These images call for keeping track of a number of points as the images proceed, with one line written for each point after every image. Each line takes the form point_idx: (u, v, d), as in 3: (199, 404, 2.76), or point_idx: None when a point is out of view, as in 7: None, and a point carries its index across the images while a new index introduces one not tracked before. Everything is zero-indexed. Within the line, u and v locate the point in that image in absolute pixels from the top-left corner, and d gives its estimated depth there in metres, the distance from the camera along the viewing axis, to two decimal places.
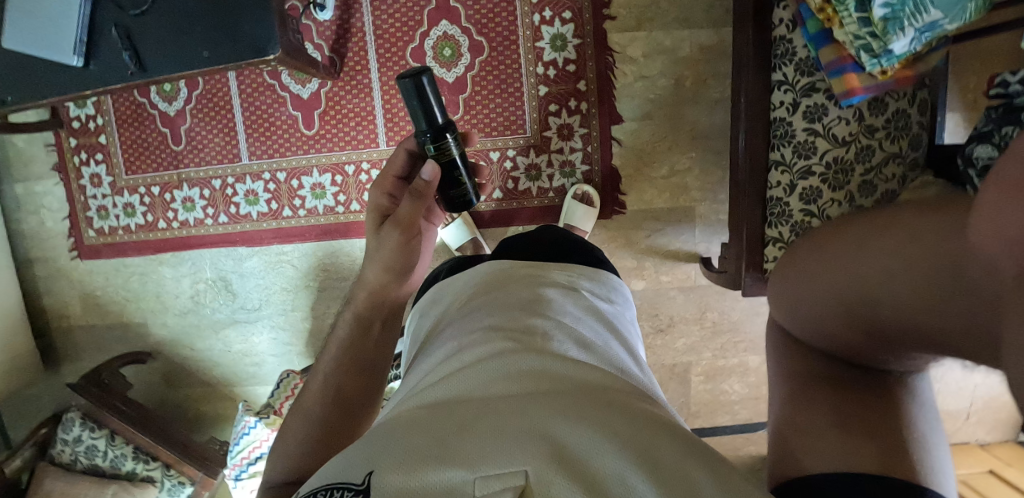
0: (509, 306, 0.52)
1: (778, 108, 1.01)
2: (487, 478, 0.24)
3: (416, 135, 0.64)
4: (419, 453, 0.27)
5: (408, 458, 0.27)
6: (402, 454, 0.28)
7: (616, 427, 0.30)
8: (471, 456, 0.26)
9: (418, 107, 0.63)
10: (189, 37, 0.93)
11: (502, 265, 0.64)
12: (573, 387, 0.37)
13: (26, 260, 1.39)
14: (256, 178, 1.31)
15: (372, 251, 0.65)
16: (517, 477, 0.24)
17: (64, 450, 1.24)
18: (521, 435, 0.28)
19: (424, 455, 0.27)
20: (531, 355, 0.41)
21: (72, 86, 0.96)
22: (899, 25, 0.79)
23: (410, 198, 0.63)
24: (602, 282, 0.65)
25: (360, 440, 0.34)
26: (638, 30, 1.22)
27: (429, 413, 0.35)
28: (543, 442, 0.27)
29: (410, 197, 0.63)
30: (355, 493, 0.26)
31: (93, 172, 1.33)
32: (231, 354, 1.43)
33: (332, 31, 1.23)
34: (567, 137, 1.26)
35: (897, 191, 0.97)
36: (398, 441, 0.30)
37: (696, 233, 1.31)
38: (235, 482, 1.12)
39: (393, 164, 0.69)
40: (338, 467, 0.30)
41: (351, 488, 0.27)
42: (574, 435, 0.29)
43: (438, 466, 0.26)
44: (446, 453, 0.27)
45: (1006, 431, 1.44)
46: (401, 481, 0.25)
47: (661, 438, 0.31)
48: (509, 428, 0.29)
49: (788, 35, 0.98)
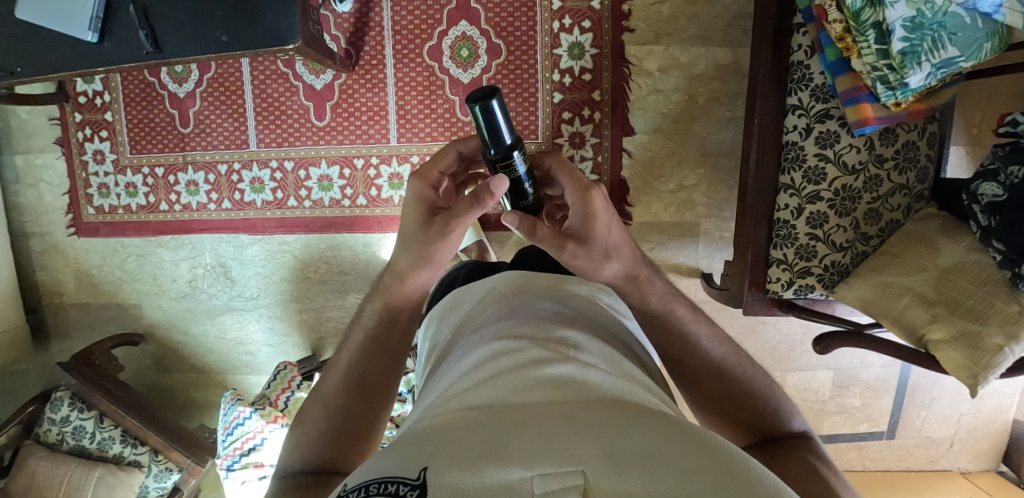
0: (535, 313, 0.54)
1: (791, 132, 1.01)
2: (546, 477, 0.27)
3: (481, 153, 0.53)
4: (473, 454, 0.29)
5: (462, 458, 0.29)
6: (456, 454, 0.30)
7: (657, 433, 0.33)
8: (525, 457, 0.28)
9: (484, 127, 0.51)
10: (208, 20, 0.92)
11: (521, 276, 0.66)
12: (606, 396, 0.39)
13: (22, 233, 1.37)
14: (263, 165, 1.30)
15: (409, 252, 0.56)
16: (575, 478, 0.27)
17: (50, 430, 1.22)
18: (571, 441, 0.30)
19: (478, 456, 0.29)
20: (564, 362, 0.43)
21: (85, 62, 0.95)
22: (917, 59, 0.82)
23: (468, 201, 0.50)
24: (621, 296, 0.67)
25: (403, 440, 0.35)
26: (656, 44, 1.23)
27: (470, 413, 0.36)
28: (597, 449, 0.29)
29: (468, 202, 0.50)
30: (412, 487, 0.28)
31: (97, 149, 1.31)
32: (225, 342, 1.41)
33: (350, 23, 1.23)
34: (578, 145, 1.26)
35: (901, 221, 1.01)
36: (446, 441, 0.32)
37: (699, 249, 1.32)
38: (226, 473, 1.11)
39: (438, 162, 0.59)
40: (386, 465, 0.32)
41: (407, 481, 0.28)
42: (619, 440, 0.31)
43: (498, 467, 0.28)
44: (500, 454, 0.29)
45: (987, 461, 1.47)
46: (459, 478, 0.27)
47: (702, 439, 0.33)
48: (556, 434, 0.31)
49: (806, 61, 0.98)
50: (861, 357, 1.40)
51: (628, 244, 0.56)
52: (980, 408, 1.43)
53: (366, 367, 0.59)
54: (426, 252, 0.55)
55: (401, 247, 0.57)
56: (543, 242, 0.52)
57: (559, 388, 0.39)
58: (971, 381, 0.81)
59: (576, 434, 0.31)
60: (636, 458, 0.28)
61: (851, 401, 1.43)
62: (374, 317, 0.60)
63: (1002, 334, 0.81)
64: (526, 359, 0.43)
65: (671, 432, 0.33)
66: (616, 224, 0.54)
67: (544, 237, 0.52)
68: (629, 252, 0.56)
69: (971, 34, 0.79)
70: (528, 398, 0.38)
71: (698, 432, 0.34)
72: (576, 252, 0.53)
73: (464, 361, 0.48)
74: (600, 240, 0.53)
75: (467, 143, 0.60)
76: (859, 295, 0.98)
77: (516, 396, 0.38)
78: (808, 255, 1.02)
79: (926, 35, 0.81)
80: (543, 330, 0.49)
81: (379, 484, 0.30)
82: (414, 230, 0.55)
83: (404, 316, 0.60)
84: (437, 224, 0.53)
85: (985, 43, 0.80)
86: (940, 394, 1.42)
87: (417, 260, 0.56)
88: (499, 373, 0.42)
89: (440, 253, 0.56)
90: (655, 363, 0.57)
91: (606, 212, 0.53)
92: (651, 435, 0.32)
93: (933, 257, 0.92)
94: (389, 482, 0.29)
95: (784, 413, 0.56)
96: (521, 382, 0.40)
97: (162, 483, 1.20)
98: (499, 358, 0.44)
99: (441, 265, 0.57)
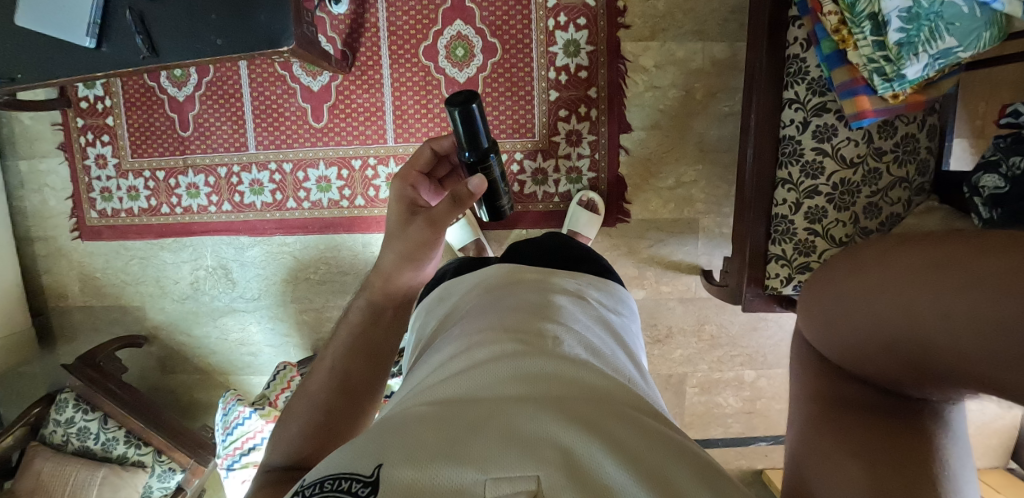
0: (517, 306, 0.54)
1: (788, 126, 1.00)
2: (498, 480, 0.27)
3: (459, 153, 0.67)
4: (430, 450, 0.30)
5: (418, 455, 0.29)
6: (411, 450, 0.30)
7: (621, 440, 0.33)
8: (481, 457, 0.29)
9: (464, 132, 0.65)
10: (203, 24, 0.92)
11: (508, 268, 0.66)
12: (578, 393, 0.40)
13: (27, 238, 1.39)
14: (262, 167, 1.30)
15: (390, 240, 0.65)
16: (528, 483, 0.27)
17: (56, 431, 1.24)
18: (530, 441, 0.31)
19: (435, 452, 0.29)
20: (540, 358, 0.43)
21: (83, 67, 0.96)
22: (913, 50, 0.81)
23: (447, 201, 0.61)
24: (609, 293, 0.67)
25: (369, 430, 0.36)
26: (652, 40, 1.22)
27: (438, 407, 0.37)
28: (555, 454, 0.30)
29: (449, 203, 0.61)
30: (363, 484, 0.28)
31: (99, 153, 1.32)
32: (228, 343, 1.42)
33: (346, 25, 1.23)
34: (575, 142, 1.26)
35: (901, 214, 1.00)
36: (407, 436, 0.32)
37: (698, 245, 1.31)
38: (228, 472, 1.12)
39: (416, 161, 0.70)
40: (346, 457, 0.32)
41: (361, 479, 0.29)
42: (582, 444, 0.31)
43: (451, 464, 0.28)
44: (457, 452, 0.29)
45: (996, 458, 1.45)
46: (409, 475, 0.28)
47: (667, 458, 0.33)
48: (518, 432, 0.32)
49: (802, 54, 0.97)
50: None
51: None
52: (988, 404, 1.41)
53: (349, 366, 0.60)
54: (413, 251, 0.63)
55: (386, 247, 0.64)
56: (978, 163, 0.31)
57: (530, 383, 0.40)
58: None
59: (538, 433, 0.32)
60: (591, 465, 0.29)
61: None
62: (359, 314, 0.64)
63: None
64: (501, 353, 0.43)
65: (635, 443, 0.34)
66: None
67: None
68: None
69: (969, 23, 0.77)
70: (499, 392, 0.38)
71: (661, 444, 0.35)
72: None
73: (442, 353, 0.48)
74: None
75: (439, 143, 0.70)
76: None
77: (487, 390, 0.39)
78: (807, 250, 1.01)
79: (922, 25, 0.79)
80: (522, 323, 0.50)
81: (335, 480, 0.30)
82: (396, 222, 0.65)
83: (388, 313, 0.65)
84: (417, 223, 0.63)
85: (984, 32, 0.78)
86: None
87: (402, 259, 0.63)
88: (472, 367, 0.42)
89: (425, 254, 0.64)
90: (639, 357, 0.58)
91: None
92: (616, 443, 0.33)
93: None
94: (344, 479, 0.30)
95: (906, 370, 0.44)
96: (494, 377, 0.40)
97: (166, 482, 1.21)
98: (474, 351, 0.45)
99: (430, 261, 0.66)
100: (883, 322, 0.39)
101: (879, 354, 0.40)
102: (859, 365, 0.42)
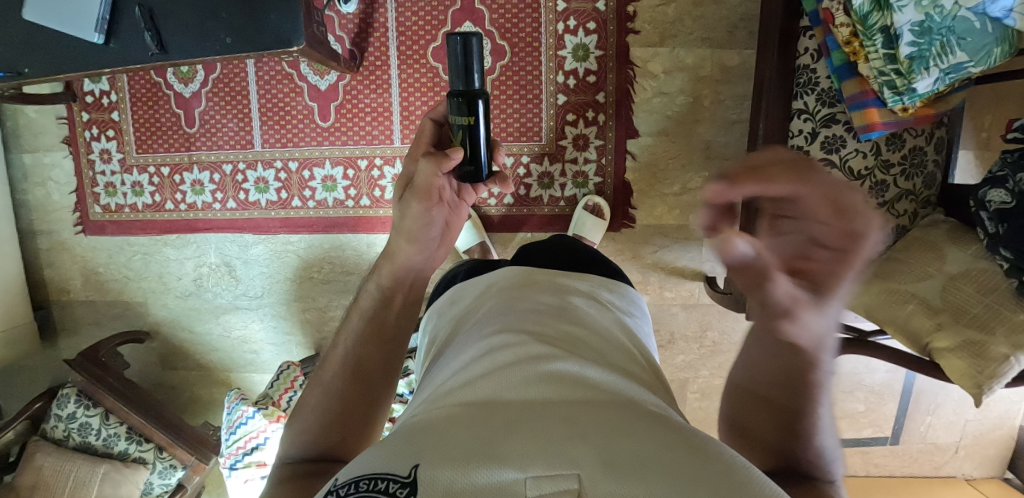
0: (534, 309, 0.55)
1: (796, 136, 1.00)
2: (539, 480, 0.28)
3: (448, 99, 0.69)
4: (465, 452, 0.31)
5: (454, 456, 0.31)
6: (445, 452, 0.31)
7: (653, 435, 0.34)
8: (517, 458, 0.30)
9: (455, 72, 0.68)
10: (212, 22, 0.92)
11: (521, 270, 0.67)
12: (604, 392, 0.41)
13: (30, 231, 1.38)
14: (268, 166, 1.30)
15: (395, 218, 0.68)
16: (569, 482, 0.28)
17: (57, 426, 1.24)
18: (562, 440, 0.32)
19: (472, 454, 0.31)
20: (562, 359, 0.44)
21: (91, 63, 0.95)
22: (925, 64, 0.81)
23: (429, 166, 0.65)
24: (621, 295, 0.68)
25: (400, 433, 0.37)
26: (661, 46, 1.22)
27: (466, 409, 0.38)
28: (589, 450, 0.31)
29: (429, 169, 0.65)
30: (402, 484, 0.30)
31: (103, 148, 1.32)
32: (230, 340, 1.42)
33: (354, 24, 1.23)
34: (582, 147, 1.26)
35: (906, 226, 1.01)
36: (438, 438, 0.33)
37: (702, 252, 1.32)
38: (229, 471, 1.13)
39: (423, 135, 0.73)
40: (380, 458, 0.34)
41: (398, 479, 0.30)
42: (615, 441, 0.32)
43: (487, 465, 0.29)
44: (493, 454, 0.30)
45: (992, 468, 1.46)
46: (448, 477, 0.29)
47: (696, 442, 0.34)
48: (550, 432, 0.33)
49: (813, 65, 0.97)
50: (865, 362, 1.39)
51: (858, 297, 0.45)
52: (986, 415, 1.41)
53: (362, 358, 0.61)
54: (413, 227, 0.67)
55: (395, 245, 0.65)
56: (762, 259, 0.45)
57: (558, 383, 0.40)
58: (974, 389, 0.82)
59: (570, 433, 0.33)
60: (627, 462, 0.30)
61: (855, 406, 1.42)
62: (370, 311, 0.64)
63: (1008, 344, 0.81)
64: (525, 354, 0.45)
65: (665, 434, 0.35)
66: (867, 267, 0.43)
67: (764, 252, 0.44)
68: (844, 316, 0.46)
69: (981, 39, 0.77)
70: (525, 395, 0.39)
71: (693, 434, 0.36)
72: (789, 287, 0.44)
73: (462, 355, 0.50)
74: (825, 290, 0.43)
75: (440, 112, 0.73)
76: (864, 301, 0.97)
77: (512, 393, 0.40)
78: None
79: (934, 40, 0.79)
80: (541, 327, 0.51)
81: (370, 480, 0.32)
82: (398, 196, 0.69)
83: (398, 297, 0.67)
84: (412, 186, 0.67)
85: (995, 48, 0.78)
86: (945, 401, 1.41)
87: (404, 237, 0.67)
88: (497, 368, 0.43)
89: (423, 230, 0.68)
90: (654, 357, 0.59)
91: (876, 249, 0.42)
92: (647, 438, 0.33)
93: (939, 264, 0.92)
94: (381, 479, 0.31)
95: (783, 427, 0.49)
96: (518, 379, 0.41)
97: (166, 479, 1.21)
98: (497, 352, 0.46)
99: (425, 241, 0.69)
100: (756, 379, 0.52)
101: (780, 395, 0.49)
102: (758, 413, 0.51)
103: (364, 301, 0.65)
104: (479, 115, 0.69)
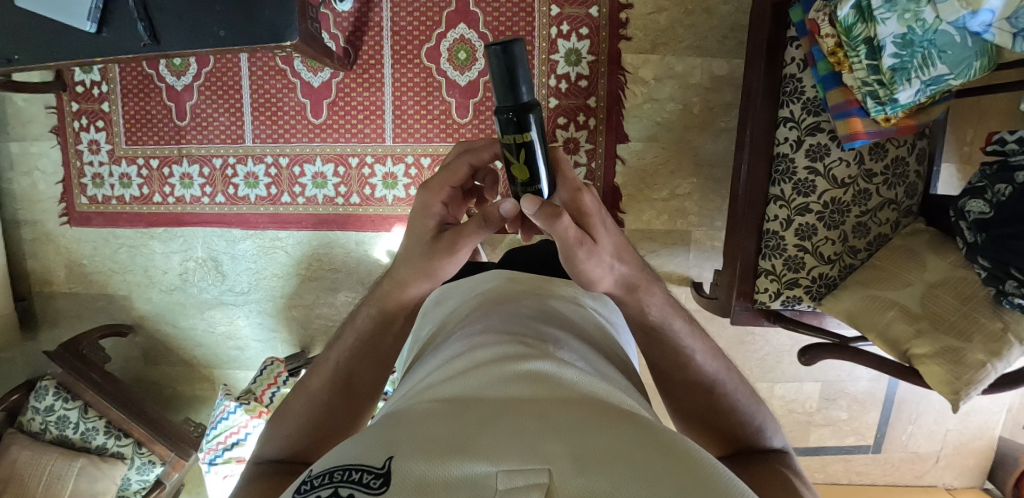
0: (516, 312, 0.56)
1: (782, 143, 1.02)
2: (510, 473, 0.28)
3: (498, 110, 0.44)
4: (441, 447, 0.31)
5: (429, 451, 0.31)
6: (420, 446, 0.31)
7: (627, 435, 0.34)
8: (491, 454, 0.30)
9: (508, 77, 0.42)
10: (206, 16, 0.92)
11: (507, 277, 0.68)
12: (581, 393, 0.41)
13: (14, 221, 1.37)
14: (258, 160, 1.30)
15: (400, 256, 0.55)
16: (540, 475, 0.28)
17: (34, 418, 1.22)
18: (536, 438, 0.32)
19: (444, 449, 0.31)
20: (540, 360, 0.44)
21: (82, 51, 0.95)
22: (906, 76, 0.83)
23: (474, 222, 0.48)
24: (598, 298, 0.68)
25: (380, 426, 0.37)
26: (652, 53, 1.24)
27: (445, 404, 0.38)
28: (563, 448, 0.31)
29: (477, 224, 0.48)
30: (376, 475, 0.29)
31: (92, 139, 1.31)
32: (214, 336, 1.41)
33: (349, 23, 1.23)
34: (573, 150, 1.27)
35: (889, 235, 1.02)
36: (415, 433, 0.33)
37: (690, 257, 1.33)
38: (208, 467, 1.11)
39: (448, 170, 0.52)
40: (356, 450, 0.34)
41: (372, 470, 0.30)
42: (588, 440, 0.32)
43: (463, 459, 0.29)
44: (467, 450, 0.30)
45: (972, 478, 1.47)
46: (421, 470, 0.29)
47: (670, 440, 0.34)
48: (526, 430, 0.33)
49: (799, 74, 0.98)
50: (849, 370, 1.40)
51: (632, 255, 0.54)
52: (967, 424, 1.43)
53: (352, 363, 0.59)
54: (423, 263, 0.52)
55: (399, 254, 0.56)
56: (564, 237, 0.45)
57: (536, 383, 0.41)
58: (953, 396, 0.83)
59: (545, 431, 0.33)
60: (599, 460, 0.30)
61: (838, 414, 1.44)
62: (367, 319, 0.59)
63: (985, 351, 0.82)
64: (505, 355, 0.45)
65: (639, 433, 0.35)
66: (611, 223, 0.51)
67: (568, 226, 0.45)
68: (634, 265, 0.54)
69: (961, 52, 0.79)
70: (502, 392, 0.39)
71: (668, 432, 0.36)
72: (591, 250, 0.47)
73: (444, 355, 0.50)
74: (603, 242, 0.49)
75: (480, 155, 0.52)
76: (846, 308, 0.99)
77: (491, 390, 0.40)
78: (796, 266, 1.03)
79: (915, 52, 0.81)
80: (524, 330, 0.51)
81: (345, 470, 0.32)
82: (417, 245, 0.52)
83: (398, 321, 0.59)
84: (442, 237, 0.50)
85: (976, 61, 0.79)
86: (926, 410, 1.42)
87: (419, 268, 0.53)
88: (477, 367, 0.44)
89: (441, 264, 0.53)
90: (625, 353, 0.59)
91: (599, 213, 0.49)
92: (621, 438, 0.33)
93: (920, 272, 0.93)
94: (356, 470, 0.31)
95: (705, 382, 0.58)
96: (497, 377, 0.41)
97: (145, 475, 1.20)
98: (478, 352, 0.46)
99: (438, 278, 0.55)
100: (659, 358, 0.59)
101: (682, 373, 0.58)
102: (674, 382, 0.59)
103: (356, 312, 0.61)
104: (536, 138, 0.45)
